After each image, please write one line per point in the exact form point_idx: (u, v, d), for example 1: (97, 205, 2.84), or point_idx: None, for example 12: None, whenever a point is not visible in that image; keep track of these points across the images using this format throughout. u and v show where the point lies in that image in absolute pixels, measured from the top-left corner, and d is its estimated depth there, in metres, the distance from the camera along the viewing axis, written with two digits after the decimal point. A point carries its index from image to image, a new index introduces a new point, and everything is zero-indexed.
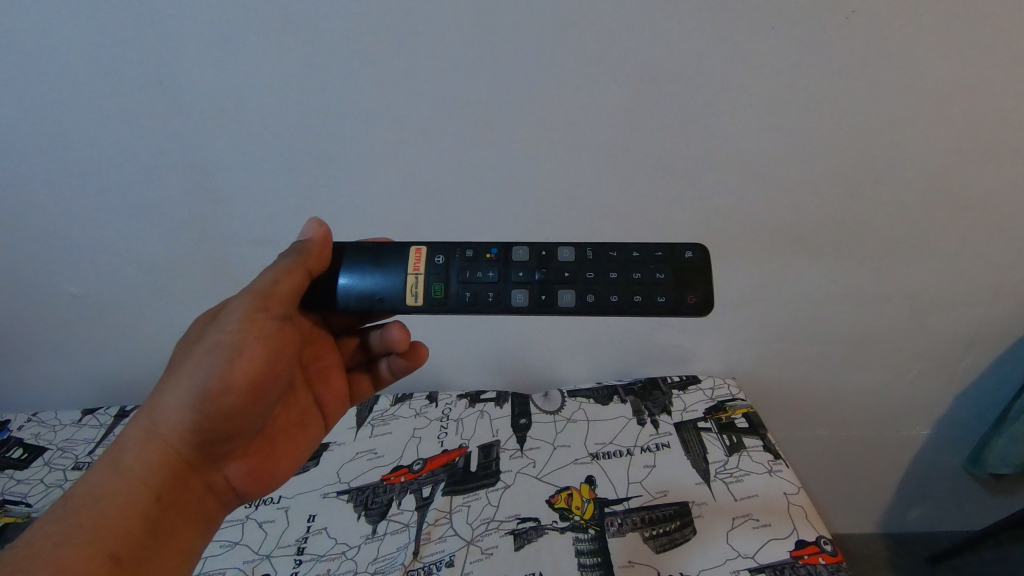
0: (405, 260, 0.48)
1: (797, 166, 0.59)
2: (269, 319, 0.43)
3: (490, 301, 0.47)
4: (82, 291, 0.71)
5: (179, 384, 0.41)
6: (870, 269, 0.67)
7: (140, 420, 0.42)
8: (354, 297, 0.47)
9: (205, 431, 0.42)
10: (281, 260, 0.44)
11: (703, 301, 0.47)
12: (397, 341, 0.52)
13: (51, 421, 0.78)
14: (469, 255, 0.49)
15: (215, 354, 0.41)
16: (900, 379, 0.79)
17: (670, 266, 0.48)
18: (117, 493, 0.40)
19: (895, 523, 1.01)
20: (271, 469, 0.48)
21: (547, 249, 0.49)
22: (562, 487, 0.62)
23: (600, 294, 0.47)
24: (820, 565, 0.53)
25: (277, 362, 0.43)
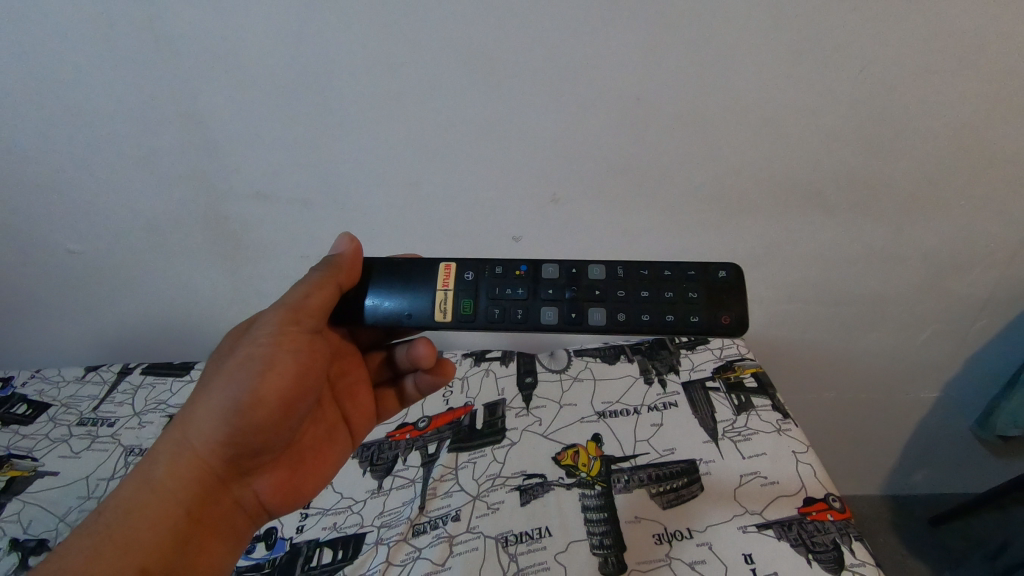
0: (434, 276, 0.50)
1: (817, 117, 0.56)
2: (301, 333, 0.43)
3: (519, 318, 0.49)
4: (79, 248, 0.70)
5: (211, 397, 0.41)
6: (887, 227, 0.65)
7: (171, 433, 0.41)
8: (383, 311, 0.49)
9: (236, 444, 0.42)
10: (313, 274, 0.45)
11: (738, 320, 0.47)
12: (424, 357, 0.52)
13: (54, 377, 0.78)
14: (499, 271, 0.50)
15: (249, 365, 0.41)
16: (912, 341, 0.78)
17: (702, 284, 0.48)
18: (147, 509, 0.39)
19: (898, 485, 1.01)
20: (299, 484, 0.48)
21: (577, 268, 0.50)
22: (568, 444, 0.62)
23: (630, 313, 0.48)
24: (828, 522, 0.53)
25: (308, 376, 0.43)
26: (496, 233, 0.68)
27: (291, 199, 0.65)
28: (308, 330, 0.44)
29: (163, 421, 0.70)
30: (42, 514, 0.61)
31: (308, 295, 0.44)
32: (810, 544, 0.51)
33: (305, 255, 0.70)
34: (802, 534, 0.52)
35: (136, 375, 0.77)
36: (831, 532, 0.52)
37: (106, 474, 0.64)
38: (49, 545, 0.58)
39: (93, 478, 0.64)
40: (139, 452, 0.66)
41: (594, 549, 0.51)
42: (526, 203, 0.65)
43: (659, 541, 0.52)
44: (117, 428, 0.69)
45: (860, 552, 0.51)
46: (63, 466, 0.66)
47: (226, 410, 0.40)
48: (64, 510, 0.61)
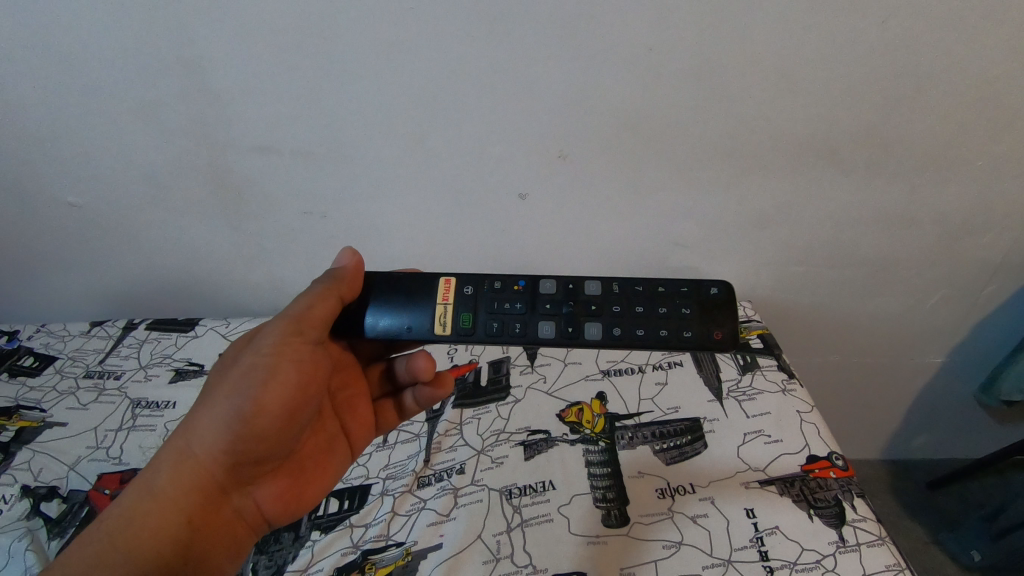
0: (434, 290, 0.50)
1: (838, 69, 0.54)
2: (304, 344, 0.43)
3: (517, 333, 0.49)
4: (80, 200, 0.69)
5: (213, 406, 0.41)
6: (903, 187, 0.64)
7: (174, 441, 0.42)
8: (383, 323, 0.48)
9: (235, 455, 0.42)
10: (315, 286, 0.45)
11: (731, 335, 0.48)
12: (423, 370, 0.51)
13: (59, 331, 0.78)
14: (498, 286, 0.50)
15: (249, 376, 0.41)
16: (921, 305, 0.77)
17: (695, 300, 0.49)
18: (150, 514, 0.41)
19: (898, 450, 1.02)
20: (301, 495, 0.48)
21: (574, 283, 0.51)
22: (573, 402, 0.62)
23: (626, 328, 0.49)
24: (831, 479, 0.53)
25: (309, 386, 0.43)
26: (501, 190, 0.67)
27: (294, 153, 0.63)
28: (311, 341, 0.44)
29: (168, 375, 0.70)
30: (52, 463, 0.62)
31: (309, 306, 0.44)
32: (812, 500, 0.51)
33: (308, 211, 0.69)
34: (805, 490, 0.52)
35: (141, 330, 0.77)
36: (833, 489, 0.52)
37: (113, 426, 0.65)
38: (60, 493, 0.59)
39: (101, 429, 0.65)
40: (146, 405, 0.67)
41: (597, 502, 0.52)
42: (532, 159, 0.63)
43: (662, 495, 0.52)
44: (123, 382, 0.70)
45: (861, 509, 0.51)
46: (71, 417, 0.66)
47: (226, 421, 0.41)
48: (74, 460, 0.62)
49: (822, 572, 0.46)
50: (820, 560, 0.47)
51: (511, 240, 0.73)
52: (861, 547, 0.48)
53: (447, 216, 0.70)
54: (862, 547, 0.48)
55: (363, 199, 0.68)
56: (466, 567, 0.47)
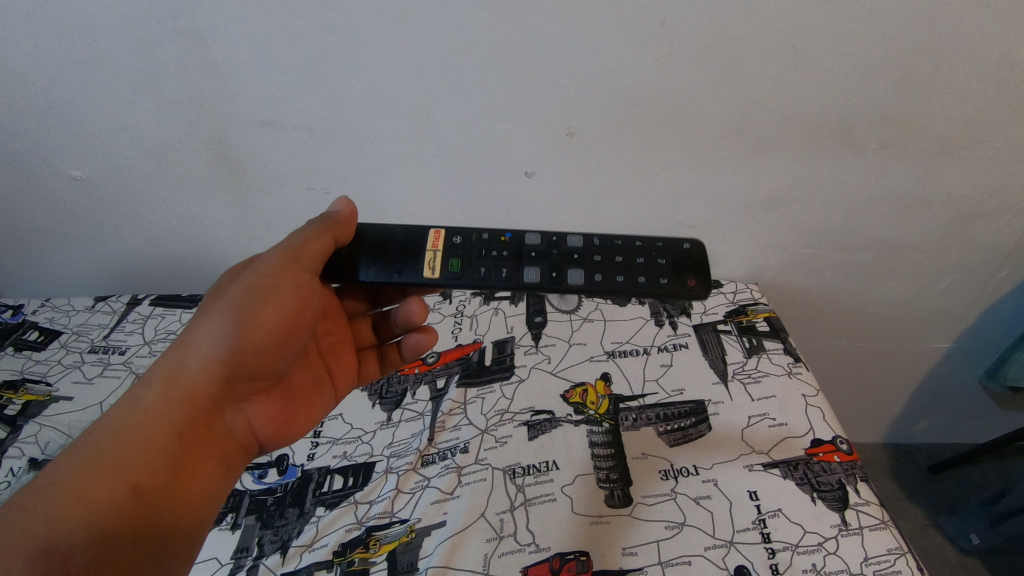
0: (424, 238, 0.50)
1: (857, 47, 0.52)
2: (302, 269, 0.44)
3: (504, 277, 0.49)
4: (82, 174, 0.68)
5: (208, 323, 0.41)
6: (917, 170, 0.62)
7: (167, 357, 0.41)
8: (374, 268, 0.49)
9: (231, 371, 0.42)
10: (312, 222, 0.45)
11: (703, 284, 0.49)
12: (416, 313, 0.53)
13: (65, 306, 0.77)
14: (485, 237, 0.51)
15: (249, 296, 0.41)
16: (930, 290, 0.76)
17: (669, 253, 0.51)
18: (140, 425, 0.39)
19: (900, 434, 1.02)
20: (292, 420, 0.48)
21: (557, 235, 0.52)
22: (577, 383, 0.61)
23: (607, 275, 0.50)
24: (835, 463, 0.53)
25: (305, 310, 0.44)
26: (508, 168, 0.66)
27: (297, 128, 0.62)
28: (307, 269, 0.44)
29: None
30: (59, 437, 0.62)
31: (306, 238, 0.44)
32: (815, 483, 0.51)
33: (312, 186, 0.68)
34: (808, 474, 0.52)
35: (145, 306, 0.76)
36: (837, 473, 0.52)
37: (119, 401, 0.65)
38: None
39: (107, 404, 0.65)
40: None
41: (600, 482, 0.52)
42: (540, 137, 0.62)
43: (665, 477, 0.52)
44: (128, 357, 0.70)
45: (864, 493, 0.51)
46: (77, 392, 0.67)
47: (224, 335, 0.41)
48: (80, 434, 0.62)
49: (824, 555, 0.46)
50: (822, 543, 0.47)
51: (517, 218, 0.72)
52: (864, 531, 0.48)
53: (453, 194, 0.69)
54: (865, 531, 0.48)
55: (367, 175, 0.67)
56: (469, 545, 0.48)
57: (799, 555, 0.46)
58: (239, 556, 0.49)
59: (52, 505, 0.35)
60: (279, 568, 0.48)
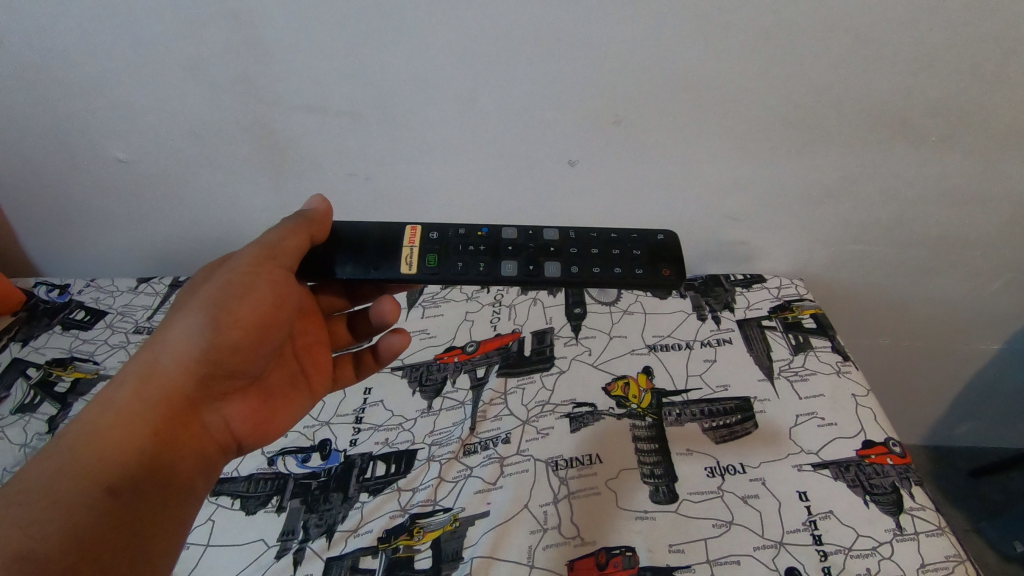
0: (400, 234, 0.49)
1: (928, 35, 0.50)
2: (278, 262, 0.44)
3: (481, 272, 0.48)
4: (128, 156, 0.68)
5: (184, 319, 0.41)
6: (980, 165, 0.60)
7: (140, 356, 0.40)
8: (351, 265, 0.48)
9: (209, 366, 0.41)
10: (287, 220, 0.45)
11: (678, 272, 0.49)
12: (388, 312, 0.51)
13: (109, 286, 0.78)
14: (462, 231, 0.50)
15: (226, 291, 0.42)
16: (983, 290, 0.74)
17: (644, 243, 0.50)
18: (112, 429, 0.38)
19: (940, 436, 0.99)
20: (271, 418, 0.47)
21: (533, 229, 0.51)
22: (618, 376, 0.61)
23: (583, 266, 0.49)
24: (888, 466, 0.51)
25: (283, 303, 0.44)
26: (552, 156, 0.65)
27: (341, 114, 0.62)
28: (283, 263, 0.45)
29: None
30: None
31: (280, 232, 0.45)
32: (868, 486, 0.50)
33: (354, 172, 0.68)
34: (860, 476, 0.51)
35: (187, 288, 0.77)
36: (891, 476, 0.51)
37: None
38: None
39: None
40: None
41: (645, 477, 0.51)
42: (587, 125, 0.61)
43: (712, 474, 0.51)
44: None
45: (919, 497, 0.49)
46: None
47: (203, 329, 0.40)
48: None
49: (879, 560, 0.45)
50: (876, 547, 0.46)
51: (557, 207, 0.71)
52: (919, 536, 0.47)
53: (495, 182, 0.69)
54: (920, 536, 0.47)
55: (409, 161, 0.67)
56: (515, 536, 0.47)
57: (853, 558, 0.45)
58: (285, 538, 0.49)
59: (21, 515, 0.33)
60: (325, 552, 0.48)
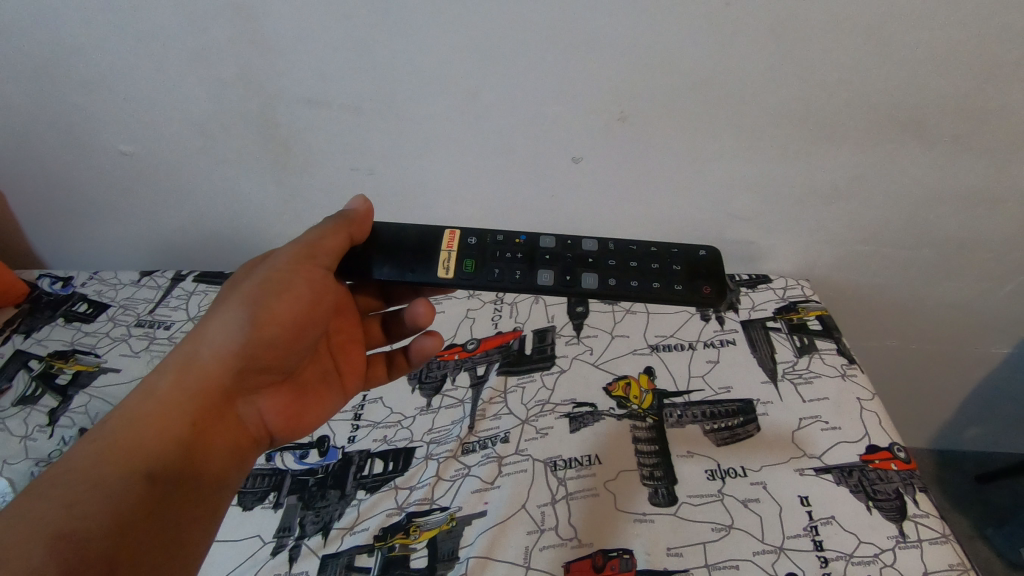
0: (439, 238, 0.49)
1: (940, 32, 0.48)
2: (318, 261, 0.43)
3: (517, 280, 0.48)
4: (131, 149, 0.68)
5: (223, 314, 0.41)
6: (992, 166, 0.58)
7: (182, 347, 0.41)
8: (389, 266, 0.47)
9: (245, 362, 0.41)
10: (327, 219, 0.44)
11: (717, 292, 0.47)
12: (422, 315, 0.51)
13: (112, 279, 0.78)
14: (500, 238, 0.50)
15: (264, 289, 0.41)
16: (993, 292, 0.72)
17: (684, 258, 0.49)
18: (153, 418, 0.38)
19: (948, 440, 0.98)
20: (304, 413, 0.47)
21: (572, 239, 0.50)
22: (619, 376, 0.60)
23: (622, 280, 0.48)
24: (892, 471, 0.51)
25: (318, 303, 0.43)
26: (555, 153, 0.64)
27: (344, 108, 0.61)
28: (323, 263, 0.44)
29: None
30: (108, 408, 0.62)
31: (318, 231, 0.43)
32: (871, 491, 0.49)
33: (356, 166, 0.68)
34: (863, 481, 0.50)
35: (189, 282, 0.77)
36: (894, 482, 0.50)
37: None
38: None
39: None
40: None
41: (644, 479, 0.50)
42: (591, 121, 0.60)
43: (712, 477, 0.51)
44: (173, 332, 0.70)
45: (923, 503, 0.48)
46: (124, 364, 0.67)
47: (239, 326, 0.40)
48: None
49: (880, 567, 0.44)
50: (878, 554, 0.45)
51: (561, 204, 0.70)
52: (923, 544, 0.46)
53: (498, 178, 0.68)
54: (924, 544, 0.46)
55: (411, 155, 0.66)
56: (511, 537, 0.47)
57: (854, 565, 0.45)
58: (281, 535, 0.49)
59: (66, 497, 0.34)
60: (321, 549, 0.48)
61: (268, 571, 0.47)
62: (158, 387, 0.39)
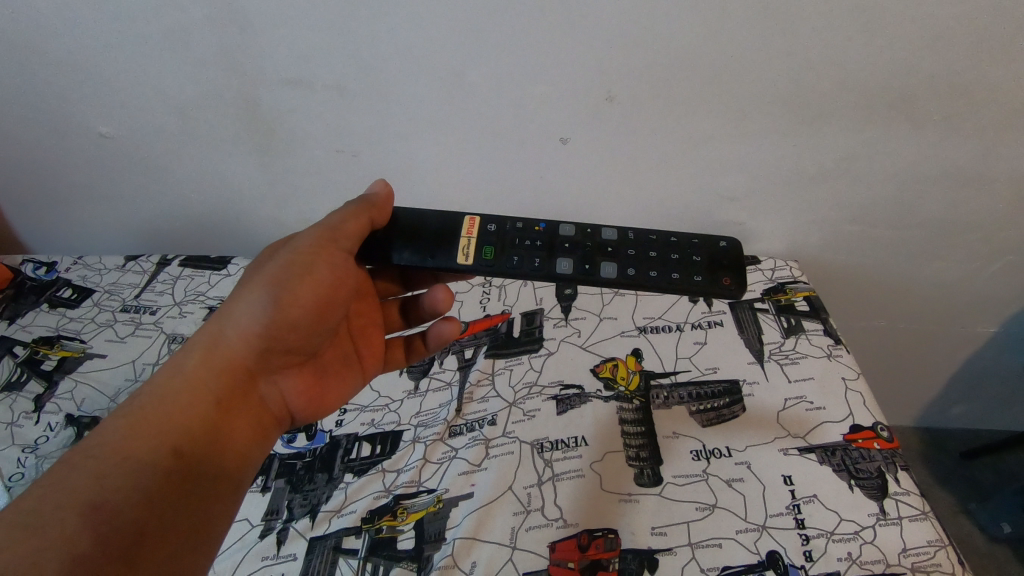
0: (459, 224, 0.48)
1: (930, 10, 0.48)
2: (340, 244, 0.43)
3: (536, 268, 0.47)
4: (111, 131, 0.67)
5: (248, 295, 0.40)
6: (981, 146, 0.58)
7: (207, 327, 0.40)
8: (409, 252, 0.47)
9: (269, 342, 0.41)
10: (349, 203, 0.44)
11: (738, 284, 0.46)
12: (441, 301, 0.49)
13: (96, 264, 0.77)
14: (519, 225, 0.49)
15: (289, 270, 0.41)
16: (981, 272, 0.72)
17: (704, 249, 0.48)
18: (178, 397, 0.38)
19: (934, 419, 0.99)
20: (326, 397, 0.47)
21: (591, 227, 0.49)
22: (607, 358, 0.60)
23: (642, 269, 0.47)
24: (874, 450, 0.51)
25: (340, 286, 0.43)
26: (542, 134, 0.63)
27: (327, 89, 0.60)
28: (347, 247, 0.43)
29: (202, 312, 0.69)
30: (93, 394, 0.62)
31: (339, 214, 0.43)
32: (853, 470, 0.50)
33: (341, 148, 0.67)
34: (846, 460, 0.50)
35: (174, 266, 0.76)
36: (876, 461, 0.50)
37: (151, 360, 0.65)
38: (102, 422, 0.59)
39: (140, 362, 0.64)
40: (181, 342, 0.66)
41: (630, 460, 0.51)
42: (578, 102, 0.59)
43: (697, 457, 0.51)
44: (159, 317, 0.70)
45: (905, 482, 0.49)
46: (110, 349, 0.66)
47: (262, 307, 0.40)
48: (114, 391, 0.62)
49: (860, 544, 0.45)
50: (858, 532, 0.46)
51: (549, 186, 0.70)
52: (902, 521, 0.46)
53: (485, 159, 0.67)
54: (904, 521, 0.46)
55: (396, 136, 0.65)
56: (497, 518, 0.47)
57: (835, 542, 0.45)
58: (269, 518, 0.50)
59: (97, 469, 0.34)
60: (309, 531, 0.48)
61: (256, 553, 0.47)
62: (185, 365, 0.40)
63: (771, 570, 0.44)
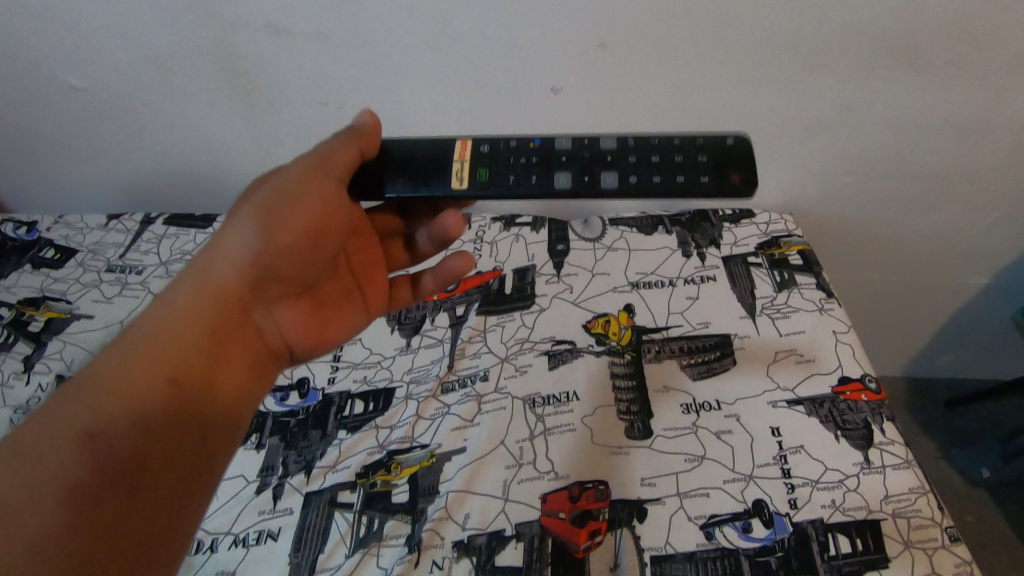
0: (450, 147, 0.45)
1: None
2: (332, 171, 0.39)
3: (535, 185, 0.44)
4: (83, 83, 0.65)
5: (237, 223, 0.37)
6: (981, 92, 0.57)
7: (196, 259, 0.37)
8: (401, 181, 0.43)
9: (263, 273, 0.37)
10: (338, 135, 0.41)
11: (748, 182, 0.43)
12: (451, 227, 0.44)
13: (77, 223, 0.75)
14: (513, 143, 0.45)
15: (279, 197, 0.37)
16: (976, 224, 0.72)
17: (710, 147, 0.44)
18: (168, 329, 0.34)
19: (922, 370, 1.00)
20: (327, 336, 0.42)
21: (588, 136, 0.46)
22: (599, 314, 0.60)
23: (642, 177, 0.44)
24: (862, 402, 0.52)
25: (335, 210, 0.39)
26: (532, 84, 0.61)
27: (307, 36, 0.58)
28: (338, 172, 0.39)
29: None
30: (83, 354, 0.61)
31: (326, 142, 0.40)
32: (840, 422, 0.50)
33: (325, 100, 0.64)
34: (833, 412, 0.51)
35: (158, 224, 0.75)
36: (863, 411, 0.51)
37: None
38: None
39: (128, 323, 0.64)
40: None
41: (620, 414, 0.52)
42: (569, 50, 0.57)
43: (687, 411, 0.52)
44: (145, 277, 0.68)
45: (890, 432, 0.50)
46: (97, 310, 0.65)
47: (254, 235, 0.36)
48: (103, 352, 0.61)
49: (844, 492, 0.46)
50: (843, 480, 0.47)
51: None
52: (886, 470, 0.47)
53: (476, 112, 0.64)
54: (887, 470, 0.47)
55: (381, 87, 0.63)
56: (489, 471, 0.48)
57: (819, 491, 0.46)
58: (265, 474, 0.50)
59: (79, 404, 0.31)
60: (304, 487, 0.49)
61: (253, 509, 0.48)
62: (174, 303, 0.35)
63: (756, 518, 0.45)
